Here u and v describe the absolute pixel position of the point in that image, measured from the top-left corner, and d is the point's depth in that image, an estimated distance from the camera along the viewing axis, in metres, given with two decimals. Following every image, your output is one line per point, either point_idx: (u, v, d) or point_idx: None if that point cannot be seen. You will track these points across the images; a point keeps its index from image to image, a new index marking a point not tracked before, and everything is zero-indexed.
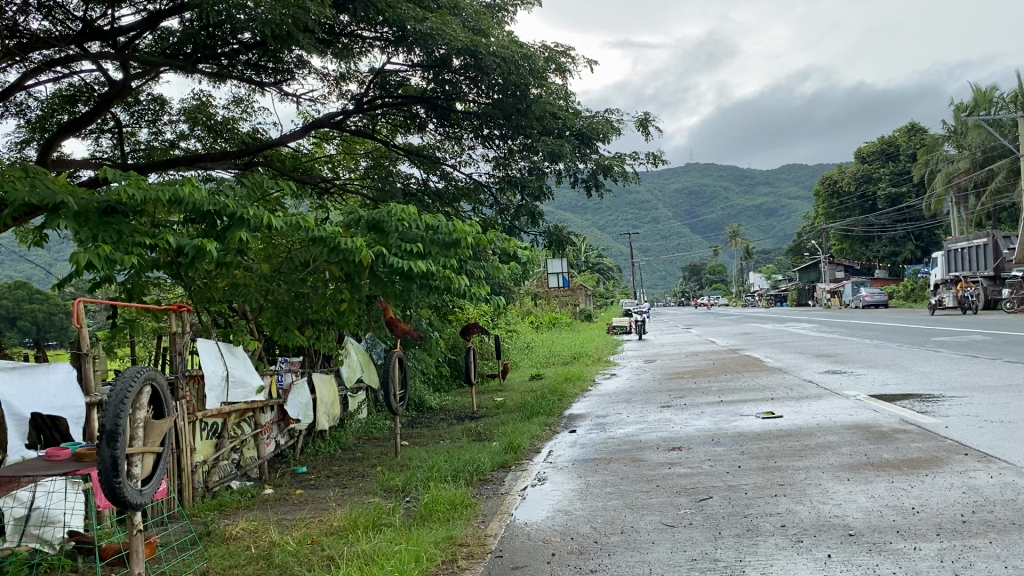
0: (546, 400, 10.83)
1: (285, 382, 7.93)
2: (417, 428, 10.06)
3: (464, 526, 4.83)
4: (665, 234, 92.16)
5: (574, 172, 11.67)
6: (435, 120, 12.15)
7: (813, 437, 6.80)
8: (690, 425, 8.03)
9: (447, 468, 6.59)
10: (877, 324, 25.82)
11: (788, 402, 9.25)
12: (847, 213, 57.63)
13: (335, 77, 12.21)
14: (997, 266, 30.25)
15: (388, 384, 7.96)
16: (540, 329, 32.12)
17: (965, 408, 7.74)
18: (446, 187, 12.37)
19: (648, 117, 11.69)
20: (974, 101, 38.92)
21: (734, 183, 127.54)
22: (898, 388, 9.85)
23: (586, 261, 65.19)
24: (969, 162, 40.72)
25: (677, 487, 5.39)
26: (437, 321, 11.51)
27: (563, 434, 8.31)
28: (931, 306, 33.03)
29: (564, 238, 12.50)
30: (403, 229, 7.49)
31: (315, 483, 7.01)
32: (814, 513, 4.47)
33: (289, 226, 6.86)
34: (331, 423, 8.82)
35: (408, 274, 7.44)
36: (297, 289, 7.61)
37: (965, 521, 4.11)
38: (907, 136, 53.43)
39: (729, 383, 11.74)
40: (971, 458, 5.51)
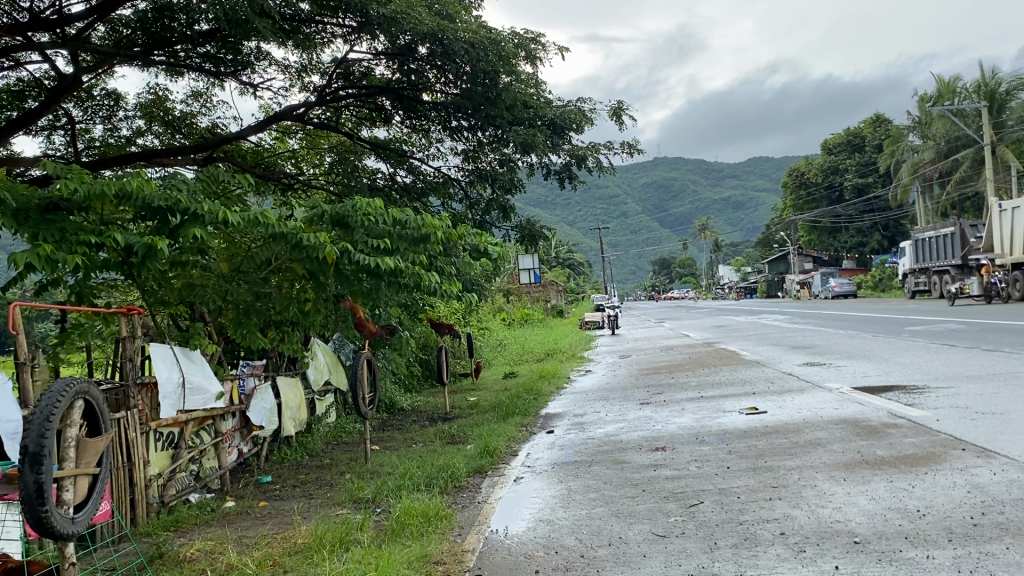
0: (522, 400, 10.49)
1: (247, 387, 7.48)
2: (388, 431, 9.69)
3: (438, 541, 4.47)
4: (635, 228, 92.34)
5: (547, 164, 11.34)
6: (401, 112, 11.79)
7: (802, 433, 6.54)
8: (672, 422, 7.75)
9: (420, 475, 6.23)
10: (850, 314, 25.79)
11: (769, 396, 9.00)
12: (814, 204, 57.95)
13: (297, 69, 11.80)
14: (964, 255, 30.45)
15: (356, 387, 7.56)
16: (512, 326, 31.81)
17: (953, 400, 7.53)
18: (414, 181, 12.01)
19: (621, 105, 11.37)
20: (938, 91, 39.22)
21: (702, 177, 128.37)
22: (881, 379, 9.64)
23: (557, 256, 64.96)
24: (934, 152, 41.01)
25: (665, 492, 5.08)
26: (408, 319, 11.14)
27: (541, 435, 7.97)
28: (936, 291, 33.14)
29: (536, 232, 12.19)
30: (370, 223, 7.10)
31: (279, 494, 6.61)
32: (814, 519, 4.17)
33: (248, 222, 6.45)
34: (297, 428, 8.41)
35: (375, 271, 7.06)
36: (259, 288, 7.21)
37: (977, 524, 3.84)
38: (871, 127, 53.91)
39: (709, 377, 11.48)
40: (969, 454, 5.26)
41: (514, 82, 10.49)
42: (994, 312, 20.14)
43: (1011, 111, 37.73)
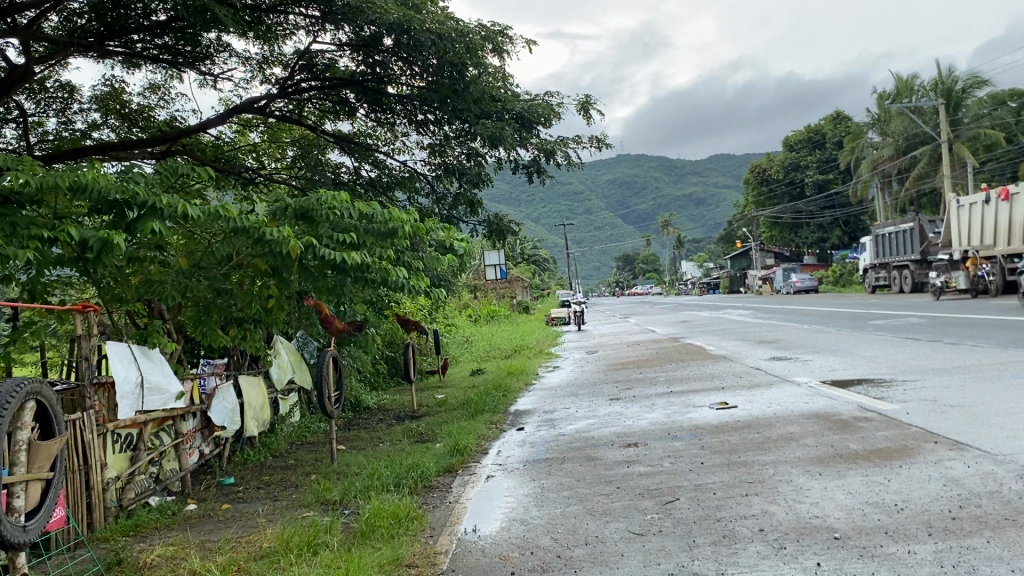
0: (491, 397, 10.37)
1: (208, 387, 7.26)
2: (355, 430, 9.51)
3: (409, 543, 4.34)
4: (600, 225, 92.68)
5: (516, 158, 11.24)
6: (366, 105, 11.60)
7: (773, 428, 6.50)
8: (643, 418, 7.68)
9: (389, 475, 6.10)
10: (812, 309, 26.03)
11: (738, 391, 8.98)
12: (776, 201, 58.53)
13: (258, 62, 11.55)
14: (922, 250, 30.99)
15: (321, 385, 7.38)
16: (478, 322, 31.69)
17: (921, 393, 7.56)
18: (379, 175, 11.82)
19: (589, 99, 11.28)
20: (896, 89, 39.80)
21: (664, 174, 129.31)
22: (848, 373, 9.67)
23: (522, 252, 64.93)
24: (893, 149, 41.59)
25: (640, 489, 4.99)
26: (373, 316, 10.96)
27: (510, 433, 7.87)
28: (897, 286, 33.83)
29: (504, 227, 12.09)
30: (335, 217, 6.94)
31: (243, 496, 6.43)
32: (791, 515, 4.11)
33: (208, 216, 6.26)
34: (261, 428, 8.21)
35: (341, 267, 6.90)
36: (220, 285, 7.00)
37: (956, 518, 3.80)
38: (831, 124, 54.64)
39: (677, 372, 11.46)
40: (942, 447, 5.24)
41: (482, 75, 10.34)
42: (953, 306, 20.43)
43: (967, 109, 38.38)
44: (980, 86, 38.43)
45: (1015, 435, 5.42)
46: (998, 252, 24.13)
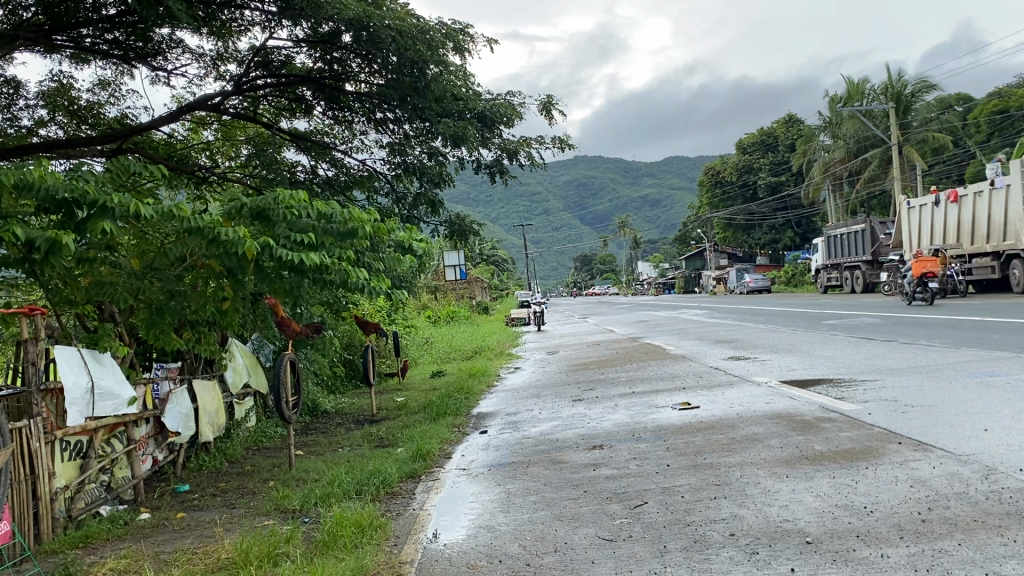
0: (452, 399, 10.26)
1: (162, 391, 7.04)
2: (313, 434, 9.32)
3: (373, 553, 4.21)
4: (557, 226, 92.98)
5: (477, 158, 11.15)
6: (323, 102, 11.43)
7: (737, 429, 6.49)
8: (606, 420, 7.63)
9: (350, 481, 5.96)
10: (767, 309, 26.32)
11: (700, 391, 8.99)
12: (731, 202, 59.21)
13: (212, 58, 11.29)
14: (873, 250, 31.58)
15: (278, 390, 7.19)
16: (437, 323, 31.53)
17: (881, 392, 7.63)
18: (337, 175, 11.64)
19: (551, 100, 11.23)
20: (847, 92, 40.52)
21: (621, 175, 130.23)
22: (807, 373, 9.74)
23: (480, 253, 64.84)
24: (844, 151, 42.32)
25: (608, 493, 4.93)
26: (331, 317, 10.78)
27: (473, 436, 7.76)
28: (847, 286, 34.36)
29: (465, 227, 11.99)
30: (293, 218, 6.78)
31: (198, 504, 6.23)
32: (761, 518, 4.08)
33: (161, 216, 6.07)
34: (216, 433, 7.98)
35: (299, 267, 6.74)
36: (173, 287, 6.79)
37: (925, 521, 3.80)
38: (784, 127, 55.47)
39: (638, 373, 11.46)
40: (906, 447, 5.27)
41: (442, 73, 10.23)
42: (904, 306, 20.80)
43: (916, 113, 39.20)
44: (928, 91, 39.29)
45: (976, 434, 5.48)
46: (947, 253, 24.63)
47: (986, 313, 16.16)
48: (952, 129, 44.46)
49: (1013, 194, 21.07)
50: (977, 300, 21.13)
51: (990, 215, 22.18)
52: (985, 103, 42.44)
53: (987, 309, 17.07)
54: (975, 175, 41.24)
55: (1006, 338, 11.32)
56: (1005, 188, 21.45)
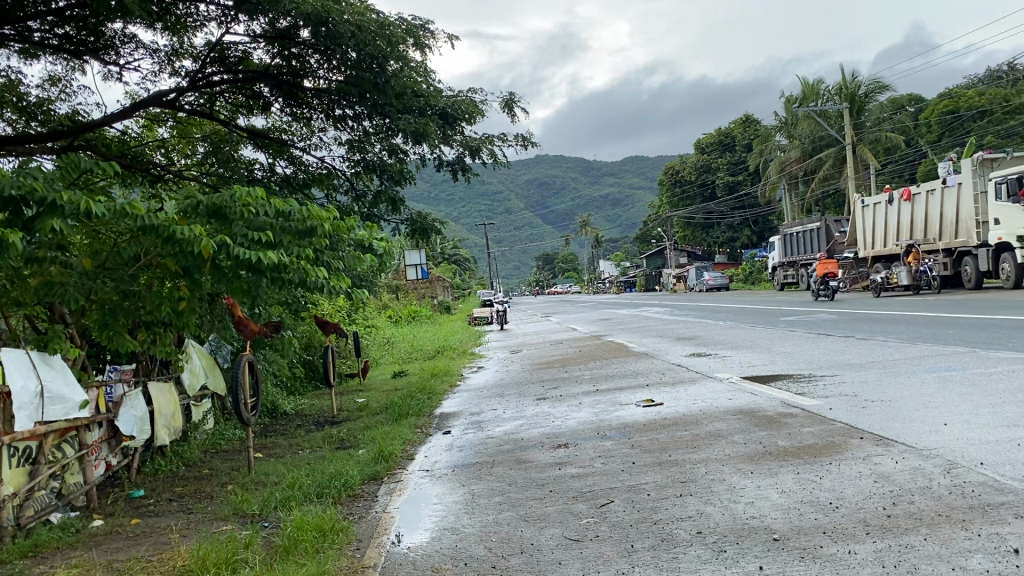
0: (414, 399, 10.16)
1: (115, 395, 6.84)
2: (272, 436, 9.15)
3: (335, 558, 4.11)
4: (518, 225, 93.04)
5: (438, 155, 11.07)
6: (281, 99, 11.26)
7: (701, 425, 6.49)
8: (570, 418, 7.60)
9: (310, 484, 5.84)
10: (727, 306, 26.57)
11: (662, 388, 9.00)
12: (690, 201, 59.71)
13: (166, 54, 11.06)
14: (829, 248, 32.07)
15: (236, 391, 7.03)
16: (398, 323, 31.34)
17: (841, 388, 7.70)
18: (295, 172, 11.47)
19: (513, 97, 11.18)
20: (803, 93, 41.09)
21: (581, 174, 130.82)
22: (767, 369, 9.80)
23: (441, 252, 64.62)
24: (800, 150, 42.91)
25: (573, 492, 4.88)
26: (290, 317, 10.60)
27: (436, 437, 7.67)
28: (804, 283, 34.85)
29: (427, 225, 11.90)
30: (250, 215, 6.64)
31: (154, 509, 6.07)
32: (728, 515, 4.06)
33: (114, 214, 5.90)
34: (172, 436, 7.79)
35: (258, 266, 6.61)
36: (127, 287, 6.61)
37: (891, 516, 3.81)
38: (741, 127, 56.10)
39: (601, 370, 11.45)
40: (868, 442, 5.30)
41: (402, 69, 10.15)
42: (860, 303, 21.10)
43: (869, 113, 39.88)
44: (881, 91, 39.99)
45: (936, 429, 5.53)
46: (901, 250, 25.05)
47: (939, 309, 16.45)
48: (905, 129, 45.29)
49: (964, 192, 21.47)
50: (930, 297, 21.51)
51: (942, 212, 22.59)
52: (937, 104, 43.29)
53: (940, 305, 17.38)
54: (927, 174, 42.07)
55: (960, 333, 11.51)
56: (956, 186, 21.86)
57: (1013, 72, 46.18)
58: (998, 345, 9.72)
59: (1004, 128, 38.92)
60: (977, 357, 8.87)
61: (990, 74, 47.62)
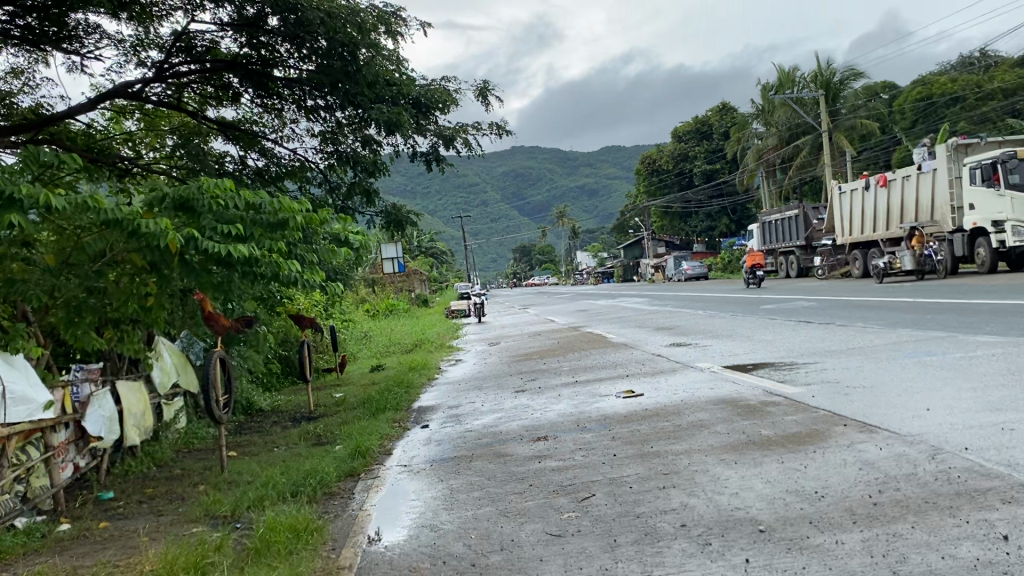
0: (392, 393, 10.03)
1: (82, 394, 6.64)
2: (247, 434, 8.97)
3: (309, 559, 3.98)
4: (496, 217, 92.89)
5: (413, 146, 10.91)
6: (250, 90, 11.05)
7: (682, 415, 6.40)
8: (550, 410, 7.49)
9: (285, 482, 5.70)
10: (706, 295, 26.57)
11: (643, 378, 8.91)
12: (667, 190, 59.79)
13: (132, 44, 10.80)
14: (807, 236, 32.21)
15: (208, 389, 6.84)
16: (376, 317, 31.16)
17: (823, 375, 7.64)
18: (267, 165, 11.25)
19: (487, 86, 11.01)
20: (780, 81, 41.23)
21: (558, 165, 130.79)
22: (748, 358, 9.74)
23: (418, 245, 64.37)
24: (776, 139, 43.05)
25: (554, 485, 4.77)
26: (264, 313, 10.40)
27: (415, 431, 7.53)
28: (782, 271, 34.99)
29: (402, 217, 11.73)
30: (219, 208, 6.46)
31: (123, 512, 5.89)
32: (713, 507, 3.97)
33: (75, 208, 5.70)
34: (143, 436, 7.58)
35: (227, 260, 6.43)
36: (92, 283, 6.40)
37: (877, 504, 3.74)
38: (717, 116, 56.28)
39: (581, 361, 11.35)
40: (852, 429, 5.23)
41: (374, 58, 9.97)
42: (838, 289, 21.14)
43: (845, 100, 39.94)
44: (855, 79, 40.19)
45: (920, 414, 5.46)
46: (877, 237, 25.15)
47: (917, 294, 16.49)
48: (879, 116, 45.55)
49: (939, 178, 21.55)
50: (907, 282, 21.59)
51: (918, 198, 22.70)
52: (910, 91, 43.57)
53: (917, 290, 17.43)
54: (901, 161, 42.37)
55: (939, 318, 11.51)
56: (931, 172, 21.96)
57: (985, 59, 46.56)
58: (978, 330, 9.71)
59: (976, 114, 39.22)
60: (957, 342, 8.85)
61: (962, 61, 47.98)
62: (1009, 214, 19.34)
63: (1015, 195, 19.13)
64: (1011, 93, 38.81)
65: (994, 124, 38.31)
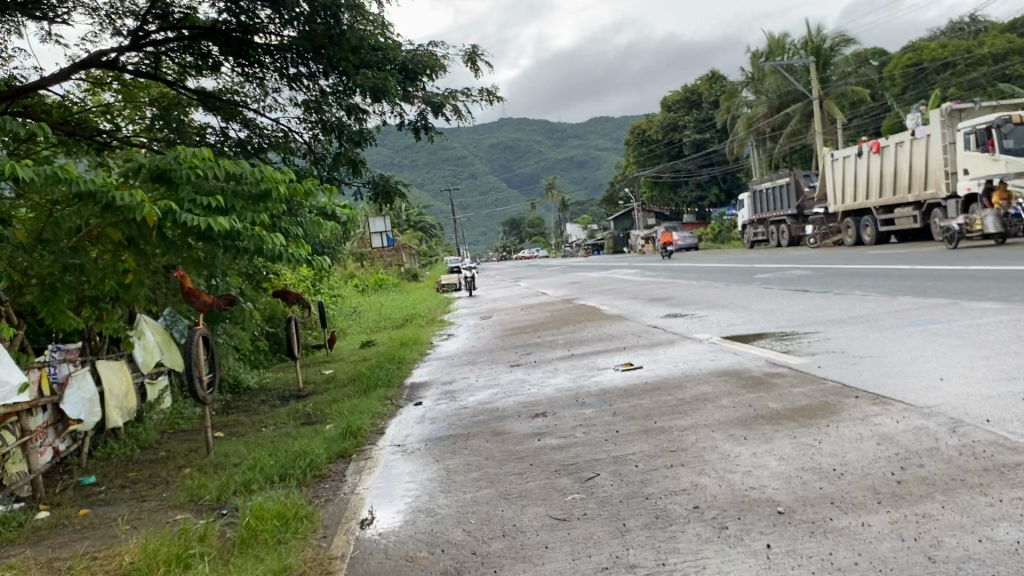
0: (384, 370, 9.77)
1: (61, 375, 6.33)
2: (235, 413, 8.70)
3: (298, 549, 3.74)
4: (484, 190, 92.39)
5: (400, 113, 10.57)
6: (231, 58, 10.69)
7: (685, 389, 6.17)
8: (547, 385, 7.25)
9: (273, 464, 5.46)
10: (697, 265, 26.35)
11: (641, 350, 8.68)
12: (656, 160, 59.42)
13: (106, 12, 10.42)
14: (798, 204, 32.02)
15: (191, 368, 6.55)
16: (366, 291, 30.88)
17: (828, 345, 7.43)
18: (250, 136, 10.91)
19: (476, 51, 10.67)
20: (770, 48, 40.97)
21: (547, 137, 130.06)
22: (747, 328, 9.52)
23: (407, 218, 63.94)
24: (766, 107, 42.71)
25: (556, 465, 4.54)
26: (249, 289, 10.09)
27: (408, 409, 7.28)
28: (773, 241, 34.80)
29: (390, 188, 11.41)
30: (198, 178, 6.14)
31: (105, 498, 5.63)
32: (726, 487, 3.74)
33: (45, 179, 5.37)
34: (126, 418, 7.30)
35: (208, 234, 6.13)
36: (67, 260, 6.08)
37: (901, 482, 3.53)
38: (707, 85, 55.97)
39: (576, 334, 11.11)
40: (865, 401, 5.02)
41: (359, 22, 9.64)
42: (831, 258, 20.96)
43: (835, 67, 39.55)
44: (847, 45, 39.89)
45: (933, 385, 5.26)
46: (870, 204, 24.97)
47: (912, 261, 16.34)
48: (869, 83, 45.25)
49: (933, 143, 21.47)
50: (900, 250, 21.42)
51: (912, 163, 22.51)
52: (900, 57, 43.24)
53: (911, 257, 17.24)
54: (891, 127, 42.17)
55: (939, 285, 11.31)
56: (925, 137, 21.77)
57: (974, 24, 46.26)
58: (981, 296, 9.52)
59: (966, 80, 38.99)
60: (961, 309, 8.65)
61: (951, 27, 47.67)
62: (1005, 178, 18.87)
63: (1010, 159, 18.75)
64: (1002, 58, 38.58)
65: (985, 89, 38.11)
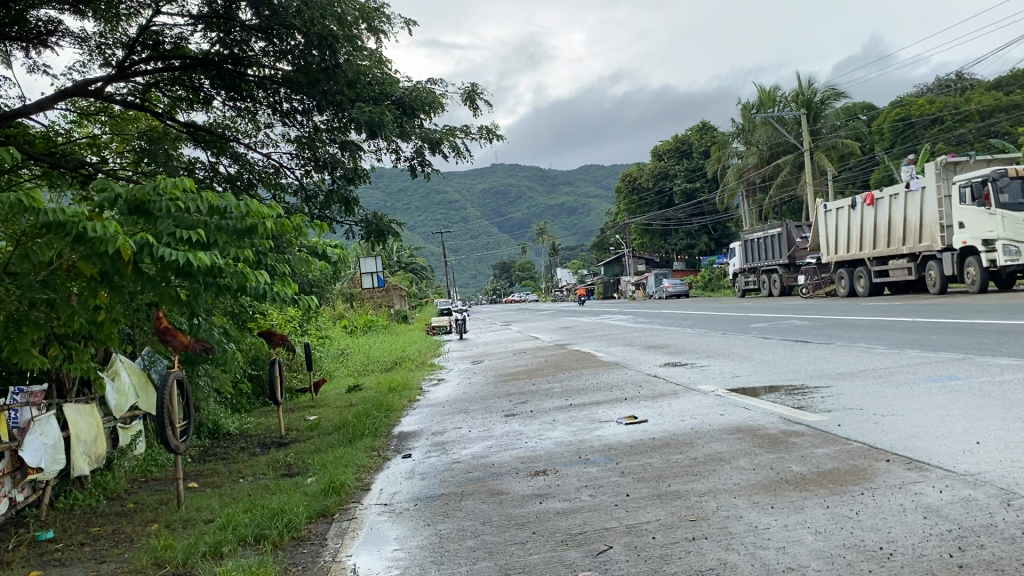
0: (370, 418, 9.27)
1: (22, 419, 5.81)
2: (211, 462, 8.16)
3: None
4: (475, 234, 92.29)
5: (396, 150, 10.23)
6: (222, 92, 10.42)
7: (697, 447, 5.71)
8: (545, 438, 6.76)
9: (247, 525, 4.97)
10: (691, 313, 25.96)
11: (643, 402, 8.23)
12: (647, 207, 59.46)
13: (95, 42, 10.14)
14: (790, 254, 31.82)
15: (162, 415, 6.01)
16: (354, 333, 30.21)
17: (844, 400, 7.00)
18: (239, 171, 10.57)
19: (476, 89, 10.41)
20: (761, 99, 41.20)
21: (539, 182, 130.67)
22: (751, 380, 9.09)
23: (397, 259, 63.44)
24: (757, 157, 42.86)
25: (562, 534, 4.07)
26: (233, 329, 9.60)
27: (395, 462, 6.79)
28: (766, 291, 34.53)
29: (384, 228, 10.96)
30: (179, 212, 5.70)
31: (61, 558, 5.09)
32: (760, 567, 3.29)
33: (10, 209, 4.94)
34: (93, 465, 6.80)
35: (187, 273, 5.68)
36: (34, 298, 5.59)
37: (963, 566, 3.09)
38: (698, 135, 56.36)
39: (571, 383, 10.64)
40: (898, 466, 4.60)
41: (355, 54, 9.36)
42: (828, 308, 20.64)
43: (825, 120, 39.75)
44: (837, 97, 40.13)
45: (968, 449, 4.83)
46: (865, 256, 24.78)
47: (911, 313, 15.98)
48: (859, 136, 45.48)
49: (927, 195, 21.27)
50: (896, 301, 21.11)
51: (906, 215, 22.30)
52: (889, 111, 43.48)
53: (909, 310, 16.91)
54: (880, 180, 42.33)
55: (946, 339, 10.93)
56: (919, 190, 21.63)
57: (962, 82, 46.75)
58: (992, 351, 9.15)
59: (955, 135, 39.22)
60: (977, 364, 8.24)
61: (939, 83, 48.16)
62: (1000, 233, 18.70)
63: (1006, 213, 18.55)
64: (989, 114, 38.86)
65: (973, 145, 38.29)
